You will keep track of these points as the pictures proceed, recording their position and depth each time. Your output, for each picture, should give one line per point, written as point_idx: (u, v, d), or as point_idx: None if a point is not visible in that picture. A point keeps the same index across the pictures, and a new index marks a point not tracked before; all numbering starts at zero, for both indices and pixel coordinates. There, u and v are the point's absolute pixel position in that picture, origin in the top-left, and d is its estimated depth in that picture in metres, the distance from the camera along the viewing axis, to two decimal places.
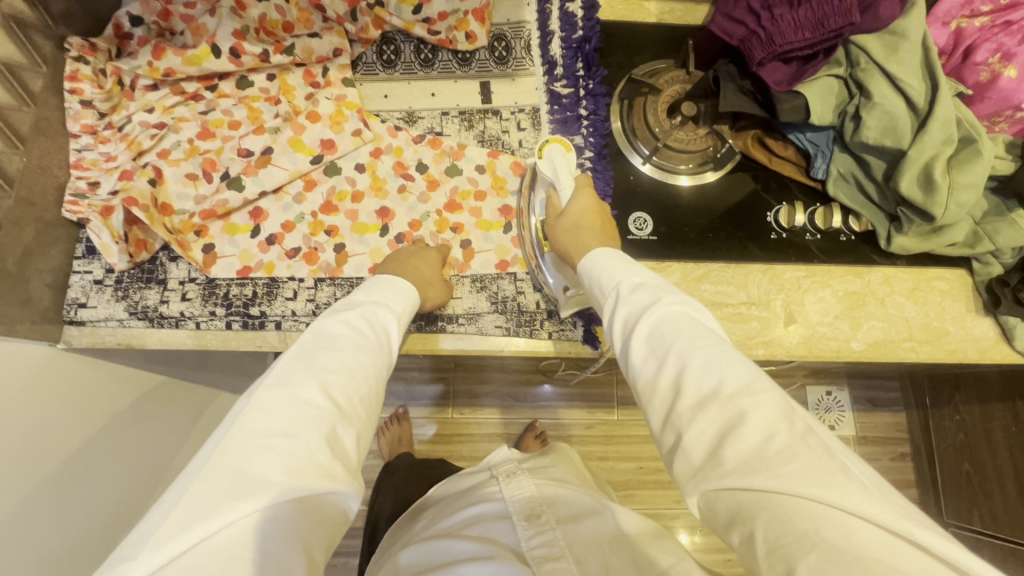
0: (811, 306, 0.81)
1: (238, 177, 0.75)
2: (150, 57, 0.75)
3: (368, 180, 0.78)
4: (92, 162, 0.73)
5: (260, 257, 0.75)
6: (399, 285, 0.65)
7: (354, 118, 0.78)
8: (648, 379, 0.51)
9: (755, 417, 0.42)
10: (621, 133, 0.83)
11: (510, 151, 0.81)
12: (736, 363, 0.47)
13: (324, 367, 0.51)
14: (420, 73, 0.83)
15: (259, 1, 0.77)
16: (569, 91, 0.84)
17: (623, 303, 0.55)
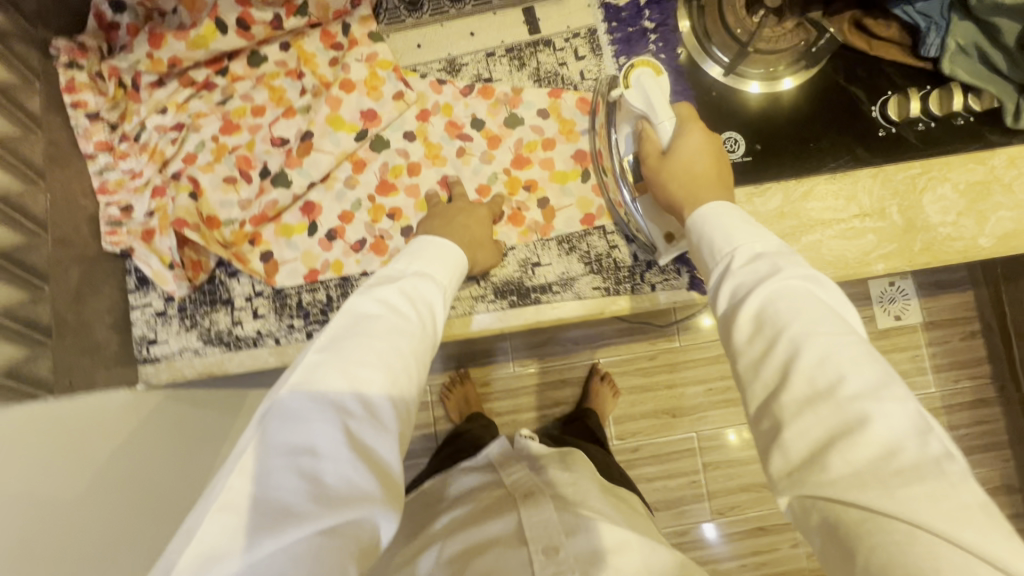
0: (930, 207, 0.72)
1: (282, 171, 0.66)
2: (149, 47, 0.63)
3: (421, 149, 0.69)
4: (118, 183, 0.64)
5: (324, 257, 0.68)
6: (439, 250, 0.55)
7: (392, 79, 0.68)
8: (748, 357, 0.41)
9: (880, 425, 0.34)
10: (694, 41, 0.72)
11: (572, 86, 0.71)
12: (868, 358, 0.37)
13: (357, 357, 0.41)
14: (451, 10, 0.70)
15: None
16: (627, 1, 0.72)
17: (732, 279, 0.44)
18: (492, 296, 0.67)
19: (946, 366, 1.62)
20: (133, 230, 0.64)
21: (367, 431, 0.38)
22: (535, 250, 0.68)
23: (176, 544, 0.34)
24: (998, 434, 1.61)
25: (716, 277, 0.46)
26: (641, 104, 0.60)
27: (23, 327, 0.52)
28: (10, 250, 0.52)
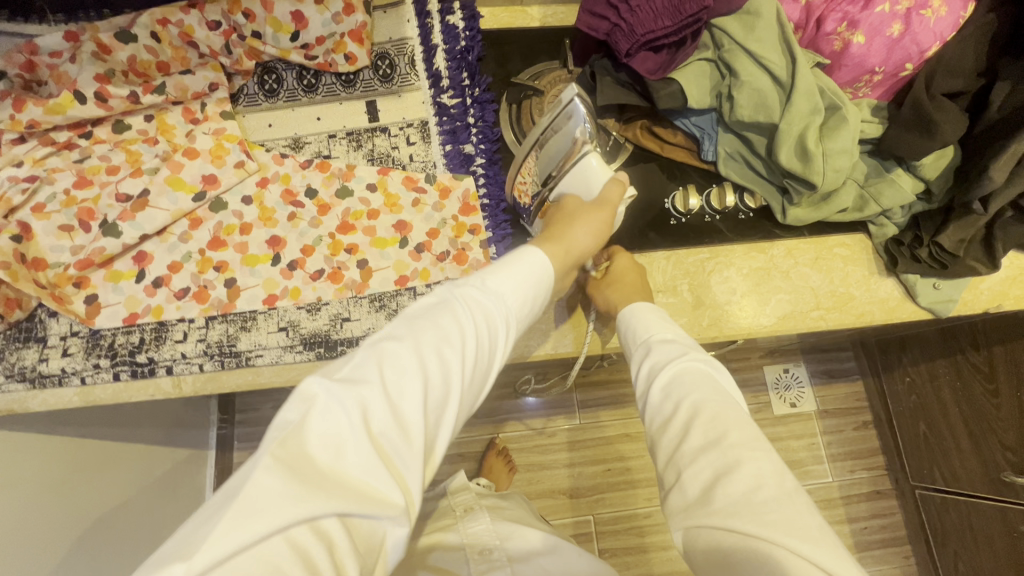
0: (717, 287, 0.81)
1: (115, 223, 0.73)
2: (11, 110, 0.72)
3: (256, 211, 0.77)
4: None
5: (147, 302, 0.72)
6: (529, 260, 0.53)
7: (236, 150, 0.77)
8: (654, 431, 0.52)
9: (749, 469, 0.43)
10: (513, 138, 0.83)
11: (401, 166, 0.81)
12: (743, 424, 0.47)
13: (415, 360, 0.41)
14: (303, 99, 0.83)
15: (126, 43, 0.76)
16: (456, 101, 0.84)
17: (652, 355, 0.57)
18: (299, 347, 0.71)
19: (840, 456, 1.65)
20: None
21: (410, 439, 0.38)
22: (347, 307, 0.74)
23: (214, 496, 0.34)
24: (896, 528, 1.60)
25: (636, 356, 0.59)
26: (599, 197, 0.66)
27: None
28: None
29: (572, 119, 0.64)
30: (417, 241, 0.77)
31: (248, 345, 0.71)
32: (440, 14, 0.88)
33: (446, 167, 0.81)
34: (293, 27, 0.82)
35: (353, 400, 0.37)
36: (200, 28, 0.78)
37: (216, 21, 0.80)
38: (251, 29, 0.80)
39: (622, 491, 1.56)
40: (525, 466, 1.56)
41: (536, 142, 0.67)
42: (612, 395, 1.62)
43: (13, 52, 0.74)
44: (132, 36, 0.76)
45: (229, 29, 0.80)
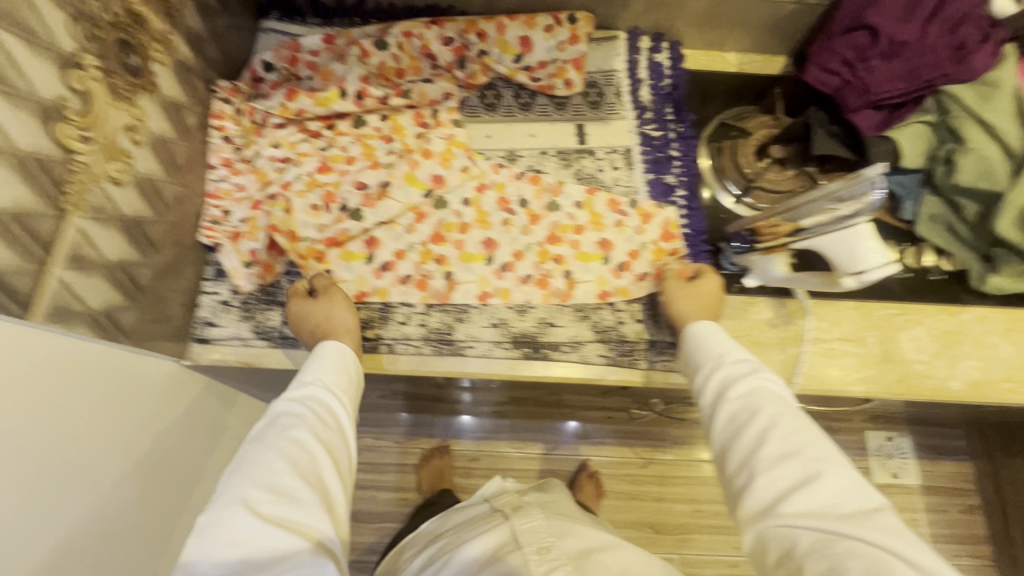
0: (905, 344, 0.81)
1: (357, 209, 0.81)
2: (284, 98, 0.83)
3: (473, 214, 0.83)
4: (226, 192, 0.79)
5: (375, 284, 0.78)
6: (337, 355, 0.68)
7: (462, 156, 0.85)
8: (722, 438, 0.58)
9: (831, 481, 0.50)
10: (711, 173, 0.87)
11: (606, 188, 0.86)
12: (817, 438, 0.54)
13: (258, 463, 0.54)
14: (519, 116, 0.90)
15: (380, 50, 0.86)
16: (660, 133, 0.89)
17: (721, 372, 0.63)
18: (508, 344, 0.76)
19: (943, 537, 1.57)
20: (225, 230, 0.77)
21: (292, 508, 0.51)
22: (553, 313, 0.78)
23: None
24: None
25: (702, 376, 0.65)
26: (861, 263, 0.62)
27: (127, 281, 0.62)
28: (139, 219, 0.64)
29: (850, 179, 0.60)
30: (620, 259, 0.81)
31: (463, 335, 0.76)
32: (648, 51, 0.93)
33: (650, 194, 0.85)
34: (518, 50, 0.89)
35: (234, 502, 0.50)
36: (437, 42, 0.86)
37: (450, 37, 0.87)
38: (479, 47, 0.88)
39: (713, 535, 1.54)
40: (615, 493, 1.56)
41: (813, 208, 0.64)
42: None
43: (281, 47, 0.84)
44: (385, 44, 0.85)
45: (460, 46, 0.88)
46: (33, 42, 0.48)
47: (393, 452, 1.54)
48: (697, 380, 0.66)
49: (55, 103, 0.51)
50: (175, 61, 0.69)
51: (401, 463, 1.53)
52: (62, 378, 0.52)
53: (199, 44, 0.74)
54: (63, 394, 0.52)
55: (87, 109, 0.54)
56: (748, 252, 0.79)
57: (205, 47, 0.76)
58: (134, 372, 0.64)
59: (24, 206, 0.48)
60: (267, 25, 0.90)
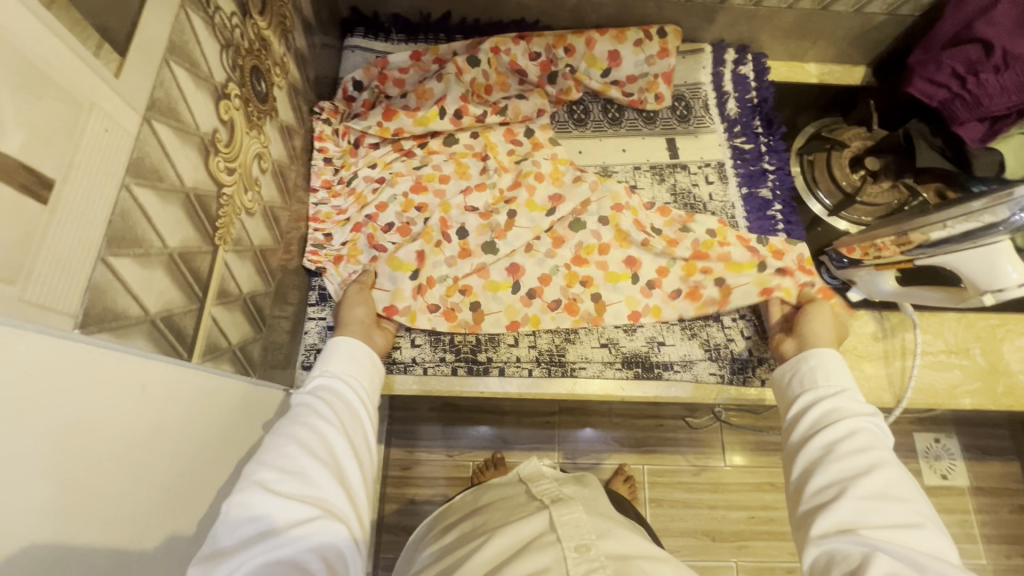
0: (1010, 354, 0.81)
1: (491, 240, 0.78)
2: (381, 118, 0.81)
3: (612, 232, 0.80)
4: (327, 215, 0.79)
5: (526, 311, 0.76)
6: (352, 344, 0.64)
7: (571, 171, 0.83)
8: (813, 455, 0.57)
9: (928, 536, 0.48)
10: (802, 183, 0.87)
11: (702, 203, 0.85)
12: (919, 496, 0.52)
13: (272, 445, 0.50)
14: (609, 131, 0.89)
15: (473, 66, 0.83)
16: (751, 146, 0.88)
17: (835, 403, 0.60)
18: (620, 364, 0.75)
19: (994, 538, 1.57)
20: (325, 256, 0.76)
21: (306, 484, 0.48)
22: (662, 331, 0.77)
23: None
24: None
25: (804, 396, 0.63)
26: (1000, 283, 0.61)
27: (256, 312, 0.61)
28: (266, 248, 0.62)
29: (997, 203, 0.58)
30: (778, 265, 0.77)
31: (575, 357, 0.75)
32: (733, 63, 0.93)
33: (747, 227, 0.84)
34: (605, 64, 0.87)
35: (247, 482, 0.46)
36: (524, 58, 0.85)
37: (536, 53, 0.86)
38: (567, 63, 0.86)
39: (768, 541, 1.54)
40: (669, 501, 1.55)
41: (942, 224, 0.64)
42: (759, 441, 1.61)
43: (371, 66, 0.84)
44: (476, 60, 0.84)
45: (546, 61, 0.86)
46: (195, 74, 0.46)
47: (446, 465, 1.53)
48: (797, 399, 0.64)
49: (211, 136, 0.49)
50: (288, 85, 0.67)
51: (455, 476, 1.52)
52: (205, 418, 0.49)
53: (303, 65, 0.73)
54: (205, 442, 0.48)
55: (231, 140, 0.53)
56: (854, 267, 0.77)
57: (306, 68, 0.74)
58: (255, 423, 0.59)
59: (189, 244, 0.46)
60: (352, 42, 0.89)
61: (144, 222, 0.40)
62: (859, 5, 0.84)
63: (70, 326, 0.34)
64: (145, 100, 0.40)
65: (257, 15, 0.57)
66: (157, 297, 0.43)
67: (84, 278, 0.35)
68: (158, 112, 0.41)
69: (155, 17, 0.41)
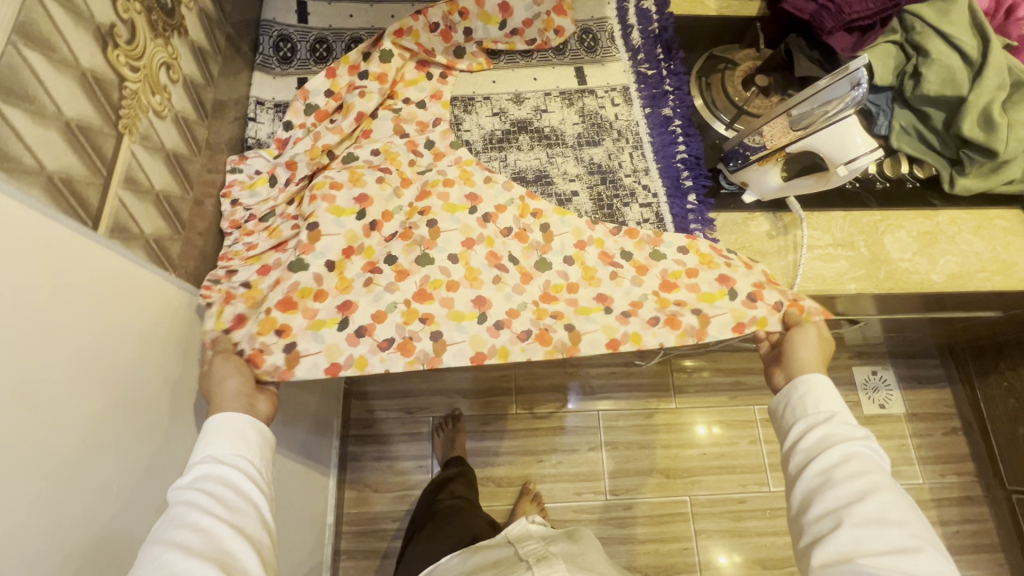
0: (890, 245, 0.89)
1: (424, 252, 0.77)
2: (309, 141, 0.80)
3: (579, 271, 0.81)
4: (236, 252, 0.74)
5: (492, 342, 0.75)
6: (232, 419, 0.58)
7: (479, 170, 0.85)
8: (812, 485, 0.59)
9: (926, 558, 0.51)
10: (702, 105, 0.94)
11: (608, 123, 0.91)
12: (920, 520, 0.55)
13: (140, 566, 0.46)
14: (521, 62, 0.95)
15: (382, 59, 0.87)
16: (654, 72, 0.95)
17: (827, 427, 0.63)
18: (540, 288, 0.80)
19: (930, 459, 1.67)
20: (217, 326, 0.69)
21: None
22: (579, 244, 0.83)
23: None
24: (990, 534, 1.61)
25: (797, 423, 0.65)
26: (855, 151, 0.68)
27: (171, 213, 0.64)
28: (180, 154, 0.66)
29: (851, 87, 0.66)
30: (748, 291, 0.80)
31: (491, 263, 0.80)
32: None
33: (672, 221, 0.85)
34: (500, 18, 0.94)
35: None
36: (425, 32, 0.90)
37: (434, 24, 0.91)
38: (464, 26, 0.92)
39: (720, 476, 1.61)
40: (625, 443, 1.61)
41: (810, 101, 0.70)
42: (707, 382, 1.69)
43: (295, 102, 0.83)
44: (386, 53, 0.87)
45: (446, 30, 0.92)
46: None
47: (406, 421, 1.56)
48: (791, 428, 0.66)
49: (108, 28, 0.54)
50: (199, 10, 0.71)
51: (415, 431, 1.55)
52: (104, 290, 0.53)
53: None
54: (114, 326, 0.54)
55: (134, 39, 0.57)
56: (745, 167, 0.83)
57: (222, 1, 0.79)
58: (173, 330, 0.64)
59: (89, 121, 0.50)
60: None
61: (35, 82, 0.44)
62: None
63: None
64: None
65: None
66: (54, 158, 0.46)
67: None
68: None
69: None
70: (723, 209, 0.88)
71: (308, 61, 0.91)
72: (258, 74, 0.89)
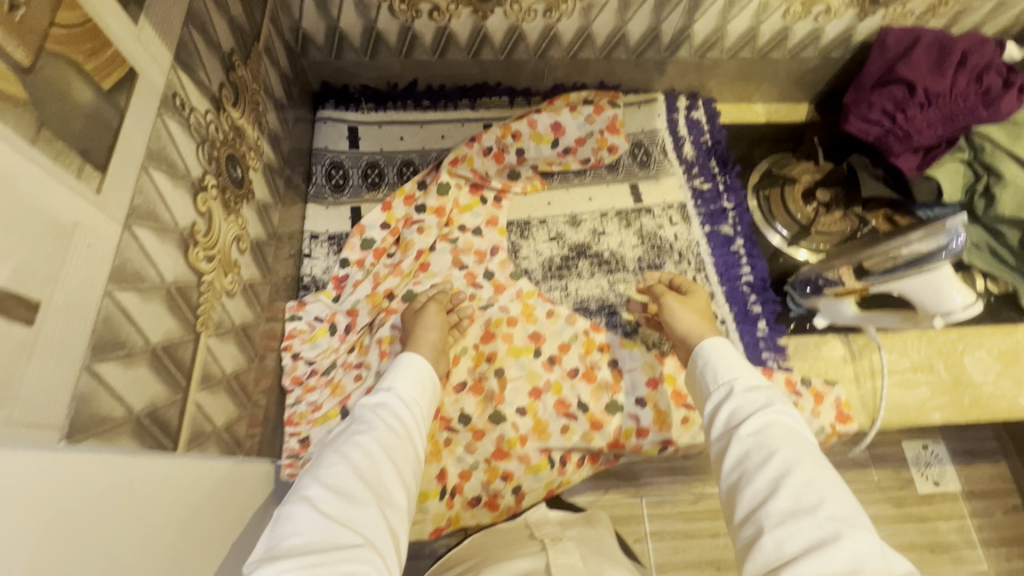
0: (971, 367, 0.85)
1: (495, 409, 0.76)
2: (369, 287, 0.79)
3: (651, 415, 0.77)
4: (302, 414, 0.72)
5: (563, 480, 0.77)
6: (415, 361, 0.64)
7: (541, 303, 0.83)
8: (731, 482, 0.53)
9: (846, 543, 0.45)
10: (760, 216, 0.92)
11: (669, 245, 0.89)
12: (836, 494, 0.49)
13: (332, 456, 0.52)
14: (575, 181, 0.93)
15: (437, 193, 0.85)
16: (710, 186, 0.94)
17: (731, 404, 0.57)
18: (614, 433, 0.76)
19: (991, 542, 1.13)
20: None
21: (352, 506, 0.48)
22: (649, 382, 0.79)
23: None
24: None
25: (705, 407, 0.60)
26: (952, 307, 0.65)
27: (240, 393, 0.62)
28: (247, 325, 0.64)
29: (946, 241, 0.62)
30: None
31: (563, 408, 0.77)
32: (686, 109, 0.98)
33: (742, 348, 0.83)
34: (551, 136, 0.92)
35: (296, 498, 0.48)
36: (479, 157, 0.88)
37: (488, 146, 0.90)
38: (516, 147, 0.91)
39: None
40: None
41: (897, 251, 0.68)
42: None
43: (352, 238, 0.81)
44: (442, 185, 0.86)
45: (499, 151, 0.90)
46: (173, 174, 0.49)
47: None
48: (702, 414, 0.61)
49: (190, 228, 0.52)
50: (263, 166, 0.70)
51: None
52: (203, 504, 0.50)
53: (277, 145, 0.76)
54: (201, 525, 0.49)
55: (210, 229, 0.55)
56: (817, 297, 0.80)
57: (282, 146, 0.78)
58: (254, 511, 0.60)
59: (172, 336, 0.48)
60: (324, 114, 0.92)
61: (127, 323, 0.42)
62: (795, 51, 0.91)
63: (55, 439, 0.35)
64: (125, 209, 0.42)
65: (231, 106, 0.61)
66: (140, 395, 0.44)
67: (70, 388, 0.36)
68: (138, 217, 0.44)
69: (135, 128, 0.44)
70: (793, 333, 0.84)
71: (360, 187, 0.90)
72: (312, 205, 0.87)
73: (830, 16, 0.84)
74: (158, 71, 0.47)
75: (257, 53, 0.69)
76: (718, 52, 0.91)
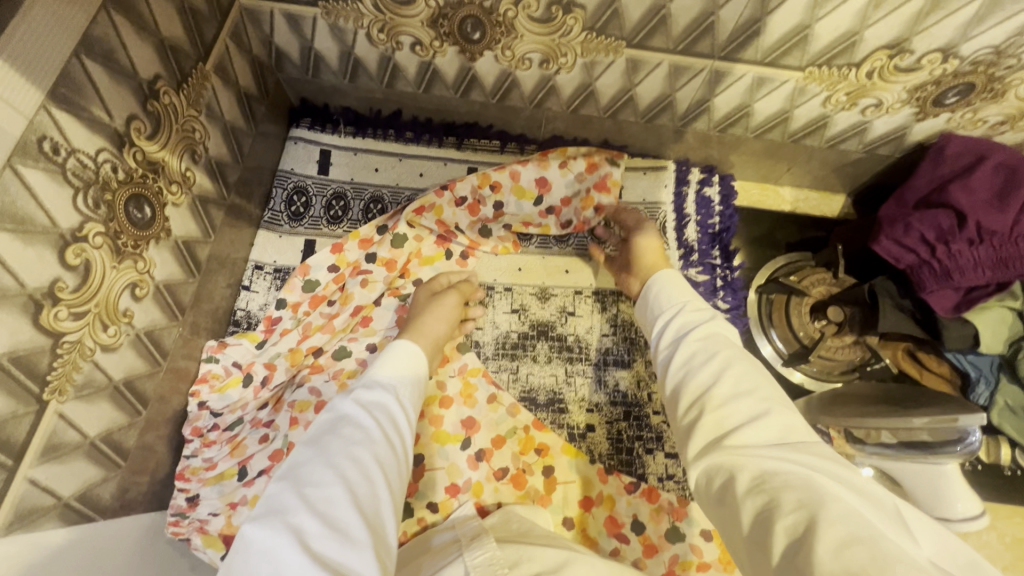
0: (974, 551, 0.72)
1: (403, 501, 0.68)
2: (295, 341, 0.73)
3: (577, 539, 0.69)
4: (195, 470, 0.66)
5: None
6: (403, 357, 0.57)
7: (483, 385, 0.75)
8: (674, 382, 0.49)
9: (777, 418, 0.41)
10: (755, 319, 0.82)
11: (643, 339, 0.78)
12: (769, 381, 0.46)
13: (316, 468, 0.43)
14: (556, 248, 0.83)
15: (394, 244, 0.78)
16: (706, 278, 0.82)
17: (678, 322, 0.54)
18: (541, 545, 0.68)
19: None
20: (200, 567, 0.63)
21: (337, 538, 0.38)
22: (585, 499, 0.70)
23: None
24: None
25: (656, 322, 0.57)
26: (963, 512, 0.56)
27: (110, 452, 0.56)
28: (133, 377, 0.58)
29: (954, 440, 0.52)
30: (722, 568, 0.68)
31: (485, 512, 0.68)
32: (698, 183, 0.86)
33: None
34: (535, 192, 0.82)
35: (279, 524, 0.38)
36: (450, 208, 0.79)
37: (462, 197, 0.80)
38: (495, 199, 0.81)
39: None
40: None
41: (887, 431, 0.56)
42: None
43: (292, 278, 0.74)
44: (400, 238, 0.78)
45: (474, 203, 0.80)
46: (25, 232, 0.43)
47: None
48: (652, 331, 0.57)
49: (47, 287, 0.45)
50: (192, 197, 0.64)
51: None
52: None
53: (221, 170, 0.70)
54: None
55: (84, 283, 0.49)
56: None
57: (227, 171, 0.71)
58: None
59: None
60: (297, 132, 0.85)
61: None
62: (833, 141, 0.78)
63: None
64: None
65: (145, 140, 0.54)
66: None
67: None
68: None
69: None
70: None
71: (320, 219, 0.82)
72: (263, 232, 0.81)
73: (881, 111, 0.71)
74: (15, 117, 0.40)
75: (201, 73, 0.62)
76: (741, 129, 0.78)
